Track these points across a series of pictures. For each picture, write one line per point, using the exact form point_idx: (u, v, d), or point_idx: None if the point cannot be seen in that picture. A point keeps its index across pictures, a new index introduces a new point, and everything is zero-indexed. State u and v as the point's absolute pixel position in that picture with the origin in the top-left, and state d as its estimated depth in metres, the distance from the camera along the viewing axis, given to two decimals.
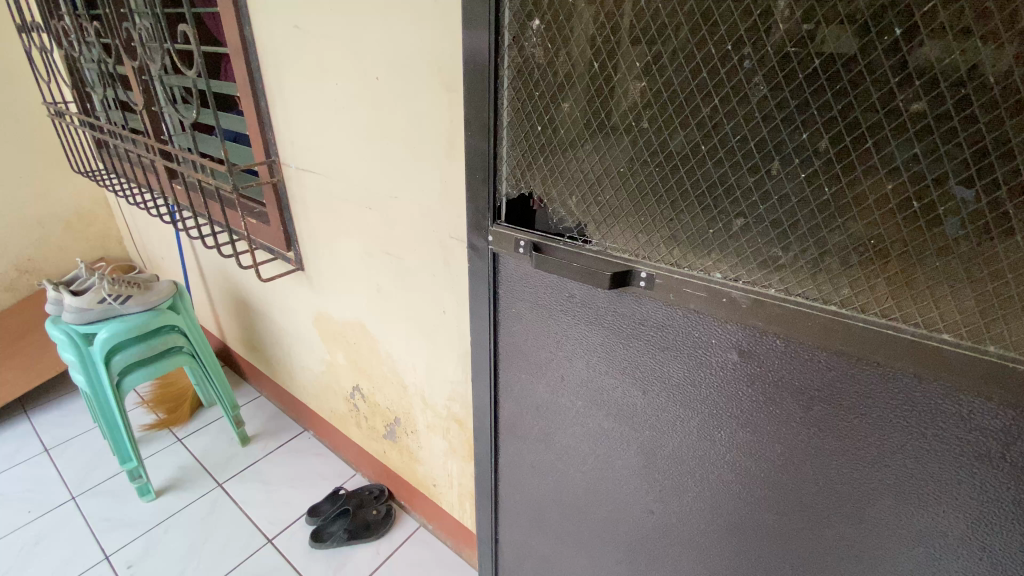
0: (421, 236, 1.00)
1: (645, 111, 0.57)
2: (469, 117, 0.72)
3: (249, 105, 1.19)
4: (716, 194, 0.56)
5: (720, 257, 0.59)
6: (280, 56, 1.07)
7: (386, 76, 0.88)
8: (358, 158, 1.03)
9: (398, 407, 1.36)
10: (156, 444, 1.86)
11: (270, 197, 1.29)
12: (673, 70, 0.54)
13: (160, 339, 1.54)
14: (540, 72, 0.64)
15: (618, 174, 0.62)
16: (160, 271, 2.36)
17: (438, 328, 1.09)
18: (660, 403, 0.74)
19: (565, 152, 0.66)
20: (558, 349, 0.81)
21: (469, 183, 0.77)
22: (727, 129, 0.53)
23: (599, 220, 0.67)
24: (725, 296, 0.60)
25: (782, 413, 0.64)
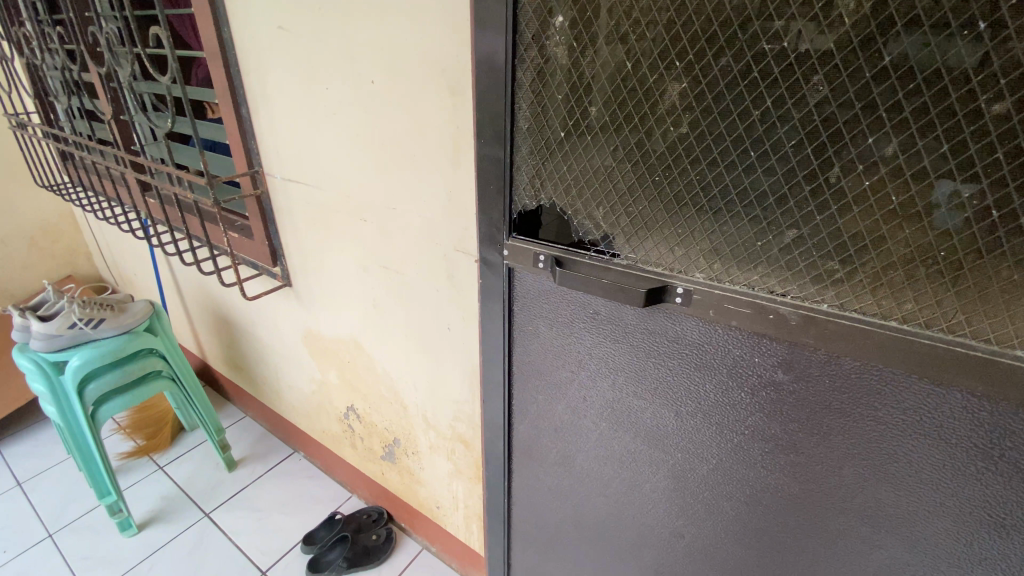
0: (424, 250, 0.93)
1: (685, 115, 0.53)
2: (483, 123, 0.66)
3: (229, 113, 1.11)
4: (766, 204, 0.52)
5: (767, 271, 0.54)
6: (264, 59, 0.99)
7: (382, 79, 0.82)
8: (353, 169, 0.97)
9: (398, 428, 1.29)
10: (136, 472, 1.75)
11: (255, 210, 1.22)
12: (719, 70, 0.49)
13: (137, 364, 1.44)
14: (562, 73, 0.59)
15: (651, 183, 0.58)
16: (133, 288, 2.24)
17: (442, 346, 1.03)
18: (693, 425, 0.69)
19: (590, 160, 0.61)
20: (580, 368, 0.76)
21: (481, 194, 0.71)
22: (781, 134, 0.48)
23: (629, 232, 0.62)
24: (771, 312, 0.55)
25: (834, 434, 0.59)
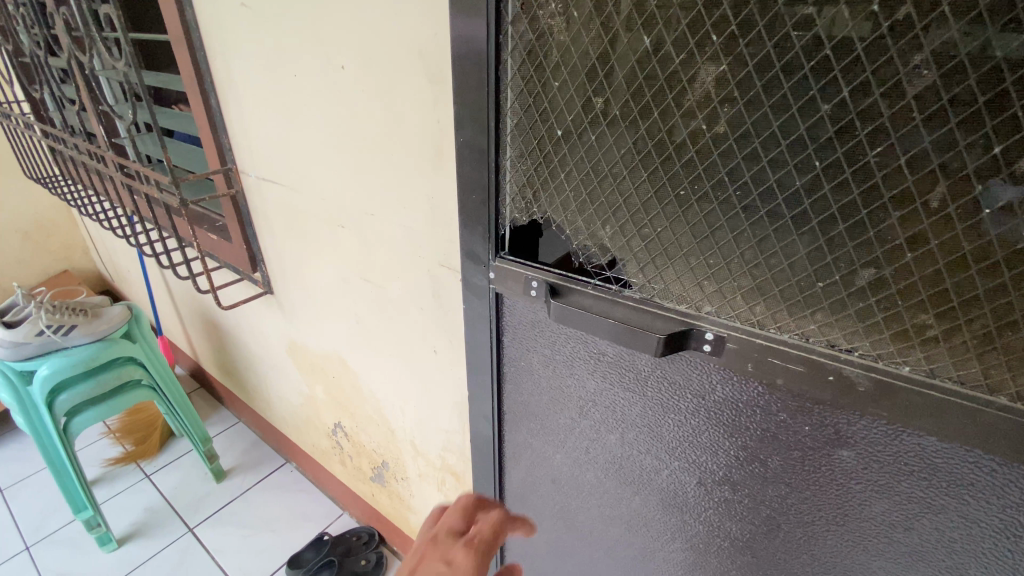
0: (407, 265, 0.81)
1: (722, 110, 0.38)
2: (462, 118, 0.53)
3: (198, 104, 1.00)
4: (834, 234, 0.37)
5: (829, 320, 0.41)
6: (229, 42, 0.87)
7: (353, 65, 0.69)
8: (329, 169, 0.84)
9: (387, 451, 1.18)
10: (123, 481, 1.68)
11: (230, 211, 1.11)
12: (771, 48, 0.35)
13: (112, 374, 1.34)
14: (559, 51, 0.45)
15: (673, 200, 0.44)
16: (128, 285, 2.17)
17: (430, 370, 0.91)
18: (718, 495, 0.56)
19: (594, 168, 0.47)
20: (581, 416, 0.63)
21: (463, 205, 0.58)
22: (860, 136, 0.34)
23: (643, 261, 0.48)
24: (832, 372, 0.42)
25: (906, 526, 0.46)
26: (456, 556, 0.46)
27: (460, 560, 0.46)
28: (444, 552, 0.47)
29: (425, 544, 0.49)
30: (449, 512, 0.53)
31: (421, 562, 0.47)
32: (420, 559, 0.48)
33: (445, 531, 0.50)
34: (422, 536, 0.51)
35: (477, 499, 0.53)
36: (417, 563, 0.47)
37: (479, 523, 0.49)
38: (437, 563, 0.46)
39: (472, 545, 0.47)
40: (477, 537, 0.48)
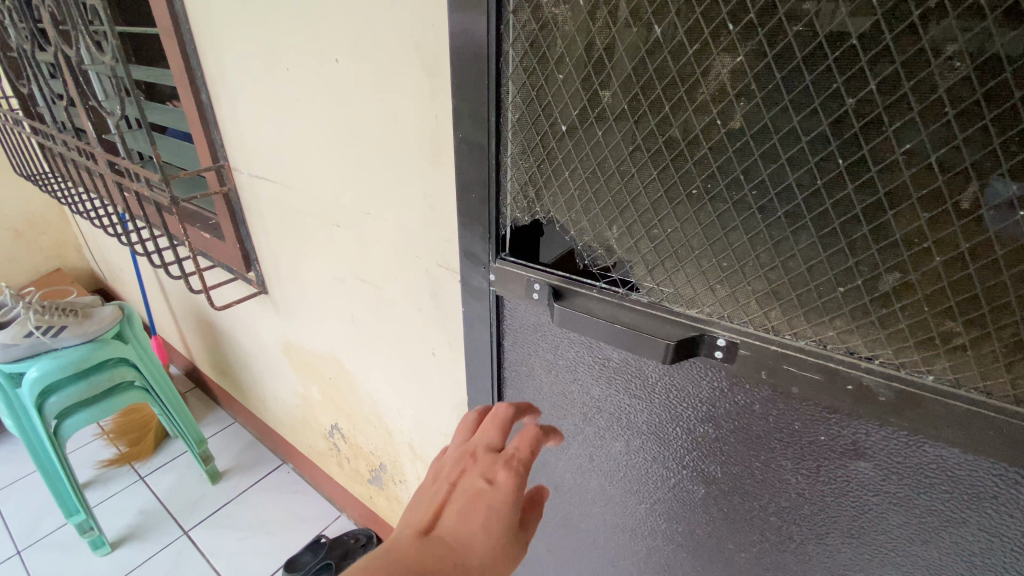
0: (404, 265, 0.79)
1: (738, 104, 0.36)
2: (461, 113, 0.51)
3: (188, 99, 0.97)
4: (856, 236, 0.35)
5: (850, 327, 0.39)
6: (219, 34, 0.85)
7: (347, 58, 0.66)
8: (324, 166, 0.81)
9: (385, 453, 1.16)
10: (117, 483, 1.65)
11: (223, 209, 1.08)
12: (792, 37, 0.32)
13: (104, 375, 1.32)
14: (563, 41, 0.42)
15: (685, 199, 0.41)
16: (121, 283, 2.14)
17: (429, 373, 0.89)
18: (727, 505, 0.54)
19: (600, 165, 0.45)
20: (585, 422, 0.61)
21: (462, 205, 0.56)
22: (887, 133, 0.32)
23: (651, 263, 0.46)
24: (850, 381, 0.40)
25: (925, 540, 0.44)
26: (496, 474, 0.42)
27: (502, 478, 0.42)
28: (483, 468, 0.43)
29: (461, 458, 0.45)
30: (485, 425, 0.48)
31: (459, 478, 0.43)
32: (455, 474, 0.44)
33: (482, 447, 0.46)
34: (456, 449, 0.47)
35: (511, 413, 0.48)
36: (454, 479, 0.43)
37: (517, 440, 0.45)
38: (476, 480, 0.42)
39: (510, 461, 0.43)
40: (518, 455, 0.44)
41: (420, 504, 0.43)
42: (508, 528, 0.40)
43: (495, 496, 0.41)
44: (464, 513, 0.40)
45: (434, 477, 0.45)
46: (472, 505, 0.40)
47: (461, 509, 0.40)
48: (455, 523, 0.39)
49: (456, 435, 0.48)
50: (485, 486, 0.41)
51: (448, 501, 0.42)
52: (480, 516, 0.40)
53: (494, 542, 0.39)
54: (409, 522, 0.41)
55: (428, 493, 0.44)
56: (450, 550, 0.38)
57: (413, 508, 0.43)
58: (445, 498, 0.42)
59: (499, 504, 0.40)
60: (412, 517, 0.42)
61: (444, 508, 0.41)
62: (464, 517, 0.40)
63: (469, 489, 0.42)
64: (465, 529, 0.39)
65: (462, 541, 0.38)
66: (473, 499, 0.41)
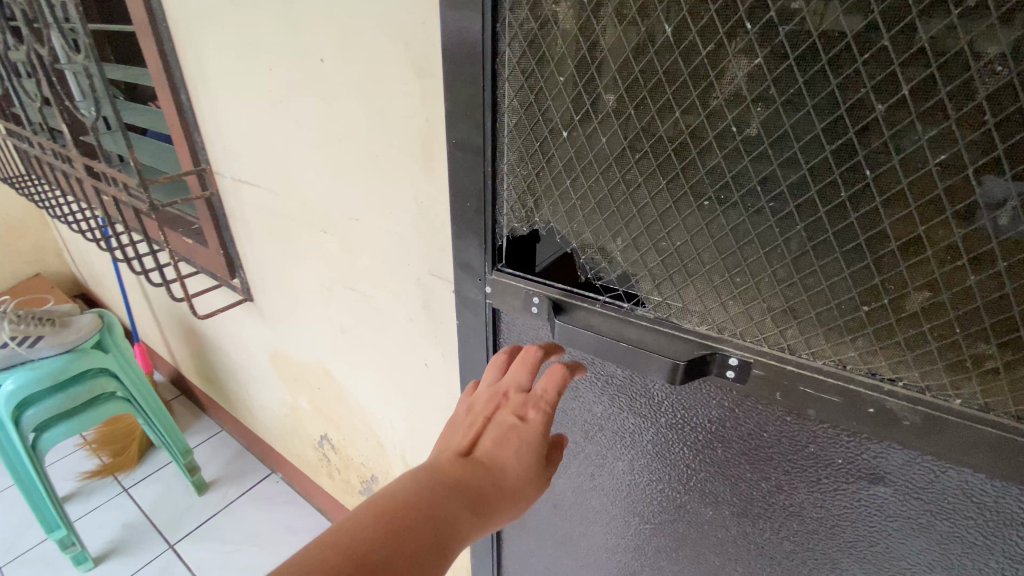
0: (395, 274, 0.76)
1: (756, 110, 0.33)
2: (454, 117, 0.48)
3: (166, 100, 0.92)
4: (883, 252, 0.33)
5: (873, 347, 0.36)
6: (199, 33, 0.81)
7: (332, 58, 0.63)
8: (310, 170, 0.78)
9: (376, 465, 1.13)
10: (99, 496, 1.60)
11: (206, 214, 1.04)
12: (817, 37, 0.30)
13: (82, 387, 1.27)
14: (565, 40, 0.39)
15: (696, 210, 0.38)
16: (103, 288, 2.08)
17: (422, 384, 0.86)
18: (736, 528, 0.51)
19: (604, 174, 0.42)
20: (585, 440, 0.58)
21: (456, 214, 0.53)
22: (920, 142, 0.29)
23: (659, 277, 0.43)
24: (872, 404, 0.38)
25: (948, 569, 0.42)
26: (529, 410, 0.42)
27: (534, 414, 0.42)
28: (515, 405, 0.43)
29: (492, 395, 0.45)
30: (514, 364, 0.47)
31: (492, 414, 0.43)
32: (488, 408, 0.43)
33: (512, 386, 0.45)
34: (487, 387, 0.46)
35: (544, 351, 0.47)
36: (488, 413, 0.43)
37: (546, 380, 0.44)
38: (508, 416, 0.42)
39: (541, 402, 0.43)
40: (548, 395, 0.43)
41: (454, 432, 0.43)
42: (538, 458, 0.41)
43: (526, 433, 0.41)
44: (499, 441, 0.40)
45: (467, 411, 0.45)
46: (507, 438, 0.40)
47: (496, 439, 0.40)
48: (490, 449, 0.40)
49: (486, 374, 0.48)
50: (519, 421, 0.41)
51: (482, 432, 0.42)
52: (515, 446, 0.40)
53: (528, 470, 0.39)
54: (445, 447, 0.42)
55: (462, 424, 0.44)
56: (487, 472, 0.38)
57: (448, 435, 0.43)
58: (479, 429, 0.42)
59: (532, 438, 0.41)
60: (448, 442, 0.42)
61: (480, 436, 0.41)
62: (499, 447, 0.40)
63: (502, 423, 0.42)
64: (500, 457, 0.39)
65: (498, 468, 0.39)
66: (507, 432, 0.41)
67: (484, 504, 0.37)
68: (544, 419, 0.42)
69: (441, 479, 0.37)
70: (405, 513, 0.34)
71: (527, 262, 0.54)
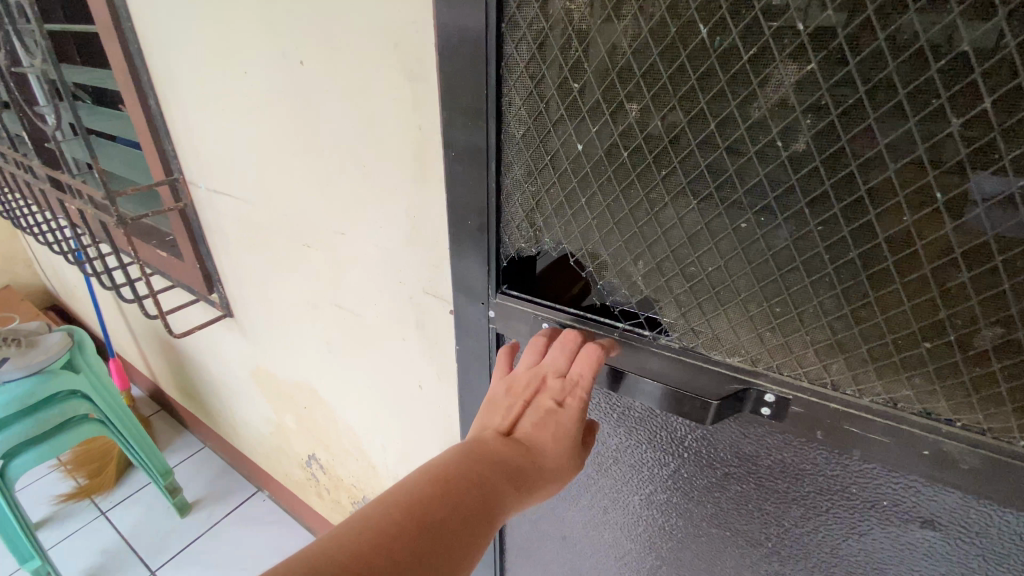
0: (385, 291, 0.70)
1: (806, 122, 0.29)
2: (454, 128, 0.43)
3: (134, 106, 0.86)
4: (952, 283, 0.29)
5: (931, 386, 0.32)
6: (166, 32, 0.75)
7: (313, 60, 0.57)
8: (291, 180, 0.72)
9: (368, 486, 1.08)
10: (75, 520, 1.53)
11: (179, 226, 0.98)
12: (883, 41, 0.25)
13: (53, 410, 1.21)
14: (579, 42, 0.35)
15: (731, 232, 0.34)
16: (75, 300, 1.98)
17: (417, 405, 0.81)
18: (764, 568, 0.48)
19: (624, 191, 0.38)
20: (599, 472, 0.54)
21: (455, 233, 0.48)
22: (1003, 162, 0.25)
23: (684, 304, 0.39)
24: (926, 446, 0.34)
25: None
26: (567, 396, 0.41)
27: (572, 401, 0.41)
28: (553, 391, 0.42)
29: (529, 379, 0.43)
30: (551, 346, 0.43)
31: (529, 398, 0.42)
32: (526, 391, 0.42)
33: (549, 371, 0.42)
34: (524, 368, 0.44)
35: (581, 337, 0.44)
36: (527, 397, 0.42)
37: (581, 365, 0.41)
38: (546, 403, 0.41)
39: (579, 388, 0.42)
40: (585, 381, 0.41)
41: (492, 408, 0.42)
42: (575, 441, 0.40)
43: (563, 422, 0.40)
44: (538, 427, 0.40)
45: (504, 390, 0.43)
46: (545, 426, 0.40)
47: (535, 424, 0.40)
48: (530, 432, 0.40)
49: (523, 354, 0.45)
50: (556, 408, 0.41)
51: (520, 416, 0.41)
52: (553, 431, 0.40)
53: (565, 454, 0.40)
54: (484, 424, 0.42)
55: (499, 403, 0.43)
56: (528, 455, 0.38)
57: (487, 411, 0.42)
58: (517, 413, 0.41)
59: (569, 426, 0.40)
60: (488, 418, 0.42)
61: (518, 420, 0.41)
62: (538, 433, 0.40)
63: (540, 409, 0.41)
64: (538, 443, 0.39)
65: (538, 453, 0.39)
66: (546, 417, 0.40)
67: (527, 480, 0.38)
68: (582, 405, 0.41)
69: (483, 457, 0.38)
70: (453, 485, 0.35)
71: (535, 283, 0.50)
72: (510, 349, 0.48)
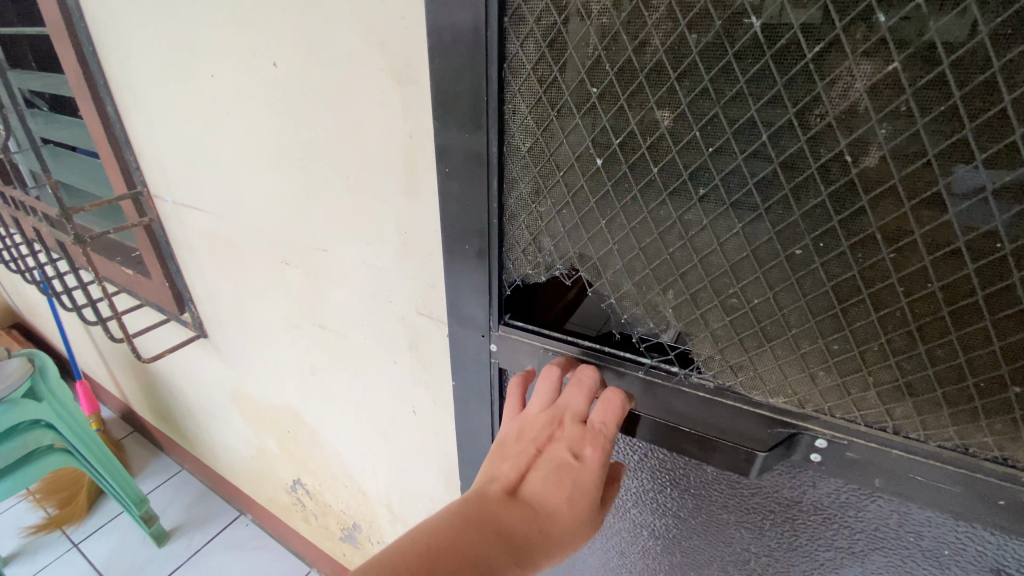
0: (373, 312, 0.65)
1: (882, 133, 0.24)
2: (450, 139, 0.37)
3: (90, 114, 0.79)
4: None
5: (1013, 435, 0.28)
6: (122, 33, 0.68)
7: (285, 62, 0.51)
8: (266, 194, 0.66)
9: (358, 512, 1.02)
10: (44, 554, 1.43)
11: (145, 243, 0.91)
12: (986, 37, 0.21)
13: (15, 443, 1.12)
14: (600, 40, 0.30)
15: (783, 260, 0.30)
16: (37, 319, 1.87)
17: (410, 430, 0.75)
18: None
19: (652, 212, 0.33)
20: (616, 509, 0.50)
21: (454, 255, 0.43)
22: None
23: (722, 338, 0.35)
24: (1002, 497, 0.30)
25: None
26: (584, 446, 0.36)
27: (591, 452, 0.36)
28: (570, 439, 0.37)
29: (543, 424, 0.38)
30: (568, 388, 0.40)
31: (543, 446, 0.37)
32: (540, 438, 0.37)
33: (566, 415, 0.38)
34: (538, 410, 0.39)
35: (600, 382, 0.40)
36: (539, 444, 0.37)
37: (603, 412, 0.38)
38: (562, 454, 0.36)
39: (598, 437, 0.37)
40: (607, 430, 0.37)
41: (500, 457, 0.38)
42: (594, 502, 0.35)
43: (581, 476, 0.35)
44: (551, 481, 0.35)
45: (515, 435, 0.39)
46: (559, 479, 0.35)
47: (548, 477, 0.35)
48: (541, 487, 0.34)
49: (535, 391, 0.41)
50: (572, 459, 0.36)
51: (532, 466, 0.36)
52: (568, 488, 0.34)
53: (582, 516, 0.34)
54: (491, 474, 0.37)
55: (509, 450, 0.38)
56: (538, 515, 0.33)
57: (494, 459, 0.38)
58: (528, 462, 0.36)
59: (586, 481, 0.35)
60: (494, 468, 0.37)
61: (528, 471, 0.36)
62: (551, 488, 0.34)
63: (554, 459, 0.36)
64: (549, 500, 0.34)
65: (548, 512, 0.33)
66: (560, 470, 0.35)
67: (535, 547, 0.32)
68: (602, 458, 0.36)
69: (485, 515, 0.32)
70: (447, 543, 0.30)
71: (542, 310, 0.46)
72: (522, 380, 0.43)
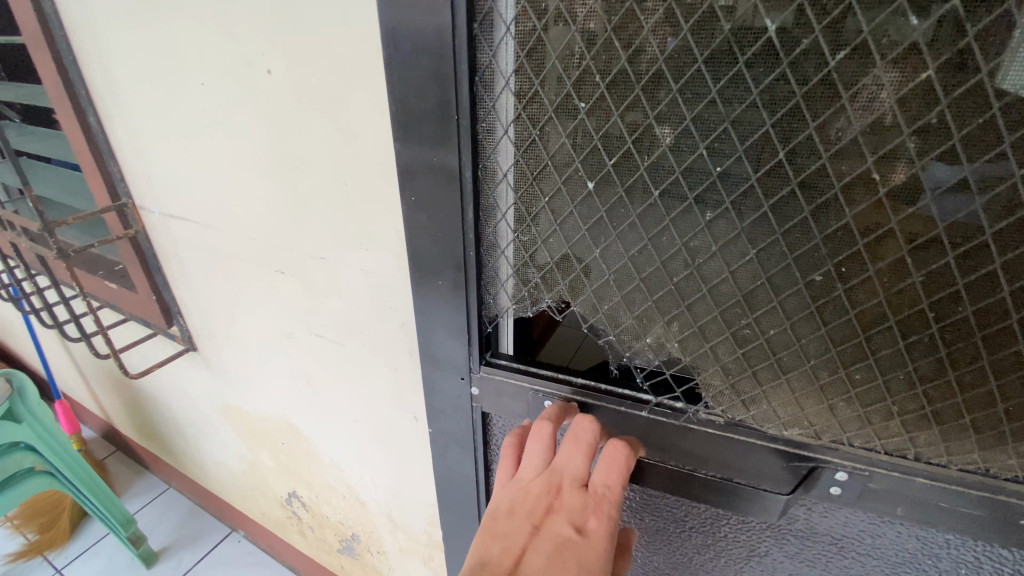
0: (370, 324, 0.63)
1: (912, 145, 0.23)
2: (434, 157, 0.35)
3: (70, 125, 0.76)
4: None
5: None
6: (102, 38, 0.65)
7: (273, 68, 0.50)
8: (258, 204, 0.64)
9: (358, 525, 0.99)
10: None
11: (130, 254, 0.88)
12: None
13: None
14: (587, 48, 0.28)
15: (802, 287, 0.29)
16: (11, 338, 1.81)
17: (409, 441, 0.74)
18: None
19: (654, 240, 0.32)
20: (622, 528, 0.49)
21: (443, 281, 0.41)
22: None
23: (733, 372, 0.34)
24: None
25: None
26: (587, 519, 0.34)
27: (594, 525, 0.34)
28: (570, 511, 0.35)
29: (540, 495, 0.36)
30: (564, 448, 0.38)
31: (541, 521, 0.35)
32: (537, 511, 0.35)
33: (564, 482, 0.36)
34: (534, 477, 0.37)
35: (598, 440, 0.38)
36: (537, 520, 0.35)
37: (606, 474, 0.36)
38: (563, 530, 0.34)
39: (601, 507, 0.35)
40: (610, 498, 0.35)
41: (494, 536, 0.35)
42: None
43: (585, 555, 0.33)
44: (552, 562, 0.32)
45: (510, 506, 0.36)
46: (561, 560, 0.32)
47: (549, 558, 0.32)
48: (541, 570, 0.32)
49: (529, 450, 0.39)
50: (574, 535, 0.33)
51: (530, 546, 0.34)
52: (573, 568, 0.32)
53: None
54: (485, 555, 0.34)
55: (504, 525, 0.35)
56: None
57: (487, 540, 0.35)
58: (526, 542, 0.34)
59: (592, 560, 0.33)
60: (487, 548, 0.35)
61: (527, 553, 0.33)
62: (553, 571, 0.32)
63: (555, 536, 0.34)
64: None
65: None
66: (562, 548, 0.33)
67: None
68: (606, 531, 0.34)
69: None
70: None
71: (533, 345, 0.46)
72: (517, 439, 0.41)
